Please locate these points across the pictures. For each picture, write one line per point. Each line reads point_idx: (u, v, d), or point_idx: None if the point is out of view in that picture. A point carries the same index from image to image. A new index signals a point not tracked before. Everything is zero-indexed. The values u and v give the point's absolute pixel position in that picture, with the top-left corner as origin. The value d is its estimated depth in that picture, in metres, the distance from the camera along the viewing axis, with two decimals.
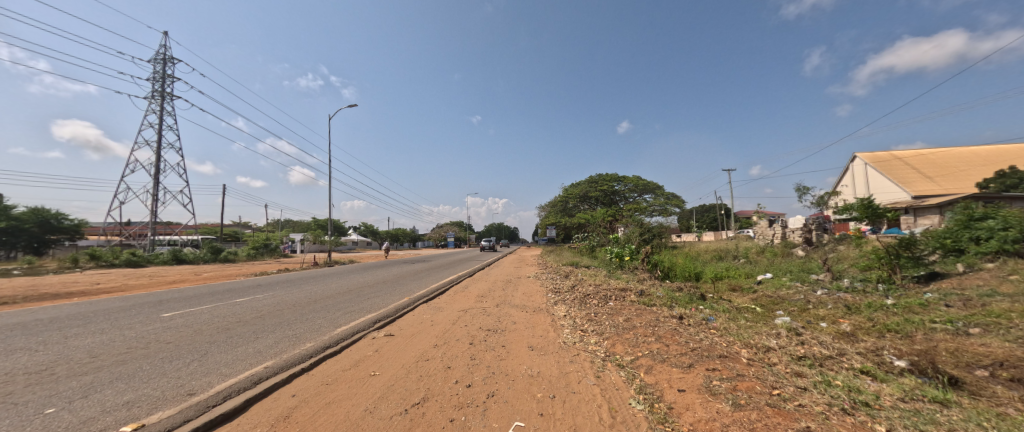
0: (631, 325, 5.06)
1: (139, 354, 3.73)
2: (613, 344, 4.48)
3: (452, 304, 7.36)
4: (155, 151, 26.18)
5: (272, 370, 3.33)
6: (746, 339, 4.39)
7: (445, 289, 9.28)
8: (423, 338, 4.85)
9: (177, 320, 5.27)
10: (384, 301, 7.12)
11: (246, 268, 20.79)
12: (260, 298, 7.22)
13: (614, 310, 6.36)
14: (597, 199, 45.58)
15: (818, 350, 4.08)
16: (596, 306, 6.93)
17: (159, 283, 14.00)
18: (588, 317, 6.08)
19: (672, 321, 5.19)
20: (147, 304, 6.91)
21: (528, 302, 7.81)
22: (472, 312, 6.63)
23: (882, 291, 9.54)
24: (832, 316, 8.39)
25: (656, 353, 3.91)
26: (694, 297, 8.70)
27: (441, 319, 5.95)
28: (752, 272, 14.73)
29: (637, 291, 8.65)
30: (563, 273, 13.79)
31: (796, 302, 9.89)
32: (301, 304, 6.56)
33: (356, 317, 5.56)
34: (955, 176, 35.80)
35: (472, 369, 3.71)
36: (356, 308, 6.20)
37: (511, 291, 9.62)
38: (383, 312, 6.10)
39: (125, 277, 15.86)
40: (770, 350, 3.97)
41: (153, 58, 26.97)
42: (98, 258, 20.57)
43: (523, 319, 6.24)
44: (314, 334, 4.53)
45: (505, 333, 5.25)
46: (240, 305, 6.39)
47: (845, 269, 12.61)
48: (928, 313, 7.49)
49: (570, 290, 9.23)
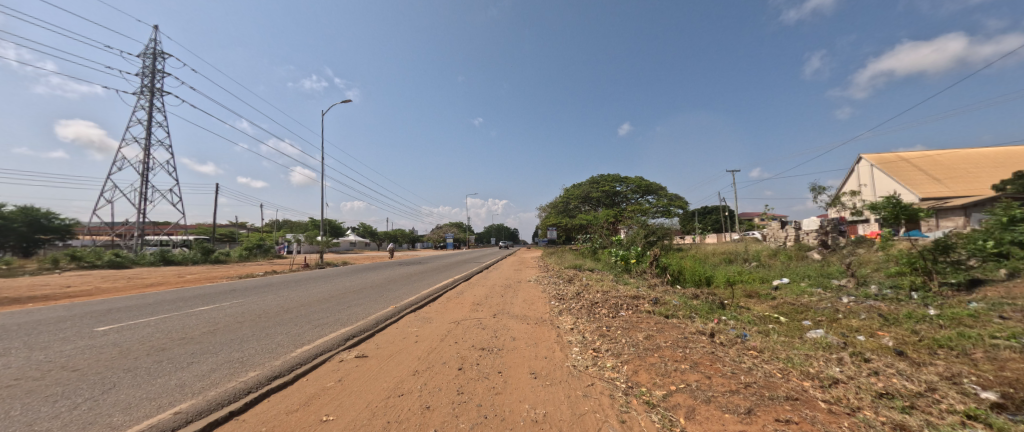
0: (655, 345, 4.19)
1: (20, 389, 2.84)
2: (635, 371, 3.61)
3: (444, 314, 6.50)
4: (145, 148, 25.47)
5: (182, 419, 2.45)
6: (804, 367, 3.50)
7: (437, 295, 8.40)
8: (401, 362, 3.96)
9: (109, 337, 4.38)
10: (366, 311, 6.24)
11: (233, 270, 19.86)
12: (225, 307, 6.32)
13: (629, 322, 5.53)
14: (599, 199, 44.84)
15: (900, 383, 3.20)
16: (606, 318, 6.06)
17: (135, 287, 13.12)
18: (600, 331, 5.23)
19: (704, 340, 4.33)
20: (93, 313, 6.03)
21: (529, 312, 6.94)
22: (465, 325, 5.78)
23: (918, 300, 8.70)
24: (867, 327, 7.55)
25: (696, 388, 3.02)
26: (713, 306, 7.85)
27: (427, 334, 5.09)
28: (767, 276, 13.85)
29: (651, 299, 7.80)
30: (565, 277, 12.93)
31: (822, 311, 9.03)
32: (268, 314, 5.68)
33: (326, 333, 4.69)
34: (964, 178, 34.99)
35: (459, 410, 2.84)
36: (328, 321, 5.32)
37: (510, 297, 8.75)
38: (362, 324, 5.25)
39: (102, 280, 14.99)
40: (843, 387, 3.09)
41: (142, 52, 26.25)
42: (79, 259, 19.74)
43: (524, 334, 5.37)
44: (267, 358, 3.67)
45: (502, 353, 4.37)
46: (199, 316, 5.51)
47: (870, 275, 11.73)
48: (984, 326, 6.61)
49: (575, 297, 8.38)
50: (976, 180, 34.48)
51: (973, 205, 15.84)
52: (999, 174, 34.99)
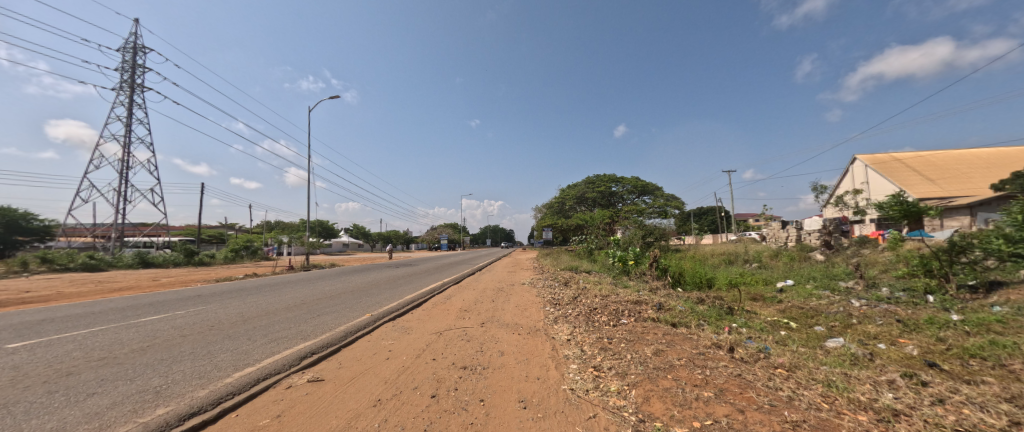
0: (667, 363, 3.54)
1: None
2: (646, 398, 2.97)
3: (426, 323, 5.83)
4: (124, 146, 24.43)
5: None
6: (851, 394, 2.87)
7: (421, 301, 7.69)
8: (364, 388, 3.28)
9: (11, 357, 3.63)
10: (336, 320, 5.52)
11: (213, 273, 18.92)
12: (177, 316, 5.56)
13: (632, 332, 4.90)
14: (594, 200, 44.29)
15: (977, 417, 2.58)
16: (606, 327, 5.41)
17: (102, 291, 12.27)
18: (601, 344, 4.57)
19: (725, 357, 3.69)
20: (20, 323, 5.24)
21: (522, 319, 6.27)
22: (448, 336, 5.12)
23: (935, 303, 8.19)
24: (886, 334, 7.00)
25: (726, 426, 2.37)
26: (721, 311, 7.25)
27: (402, 349, 4.40)
28: (770, 278, 13.30)
29: (655, 304, 7.16)
30: (561, 280, 12.29)
31: (835, 316, 8.46)
32: (221, 326, 4.96)
33: (280, 349, 3.99)
34: (957, 178, 35.02)
35: None
36: (287, 334, 4.60)
37: (501, 302, 8.11)
38: (328, 337, 4.56)
39: (68, 284, 14.16)
40: (910, 422, 2.46)
41: (122, 46, 25.20)
42: (51, 261, 18.77)
43: (514, 347, 4.68)
44: (228, 362, 3.48)
45: (487, 373, 3.70)
46: (140, 328, 4.78)
47: (879, 277, 11.20)
48: (1016, 333, 6.06)
49: (572, 303, 7.72)
50: (970, 180, 34.41)
51: (978, 204, 15.53)
52: (991, 174, 35.09)
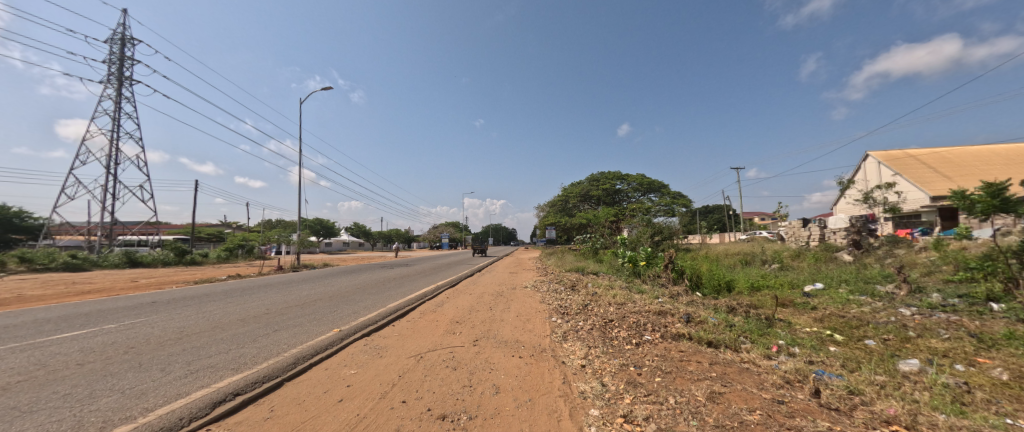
0: (737, 420, 2.42)
1: None
2: None
3: (407, 340, 4.80)
4: (111, 141, 23.38)
5: None
6: None
7: (407, 310, 6.61)
8: None
9: None
10: (294, 338, 4.47)
11: (199, 273, 17.91)
12: (98, 333, 4.53)
13: (667, 359, 3.78)
14: (599, 198, 42.98)
15: None
16: (628, 350, 4.29)
17: (69, 295, 11.32)
18: (627, 376, 3.47)
19: (817, 409, 2.57)
20: None
21: (524, 335, 5.17)
22: (429, 361, 4.03)
23: (1003, 313, 7.05)
24: (958, 352, 5.86)
25: None
26: (760, 325, 6.09)
27: (363, 386, 3.29)
28: (797, 281, 12.05)
29: (682, 316, 6.01)
30: (567, 282, 11.11)
31: (884, 326, 7.30)
32: (141, 349, 3.90)
33: (192, 387, 2.92)
34: (977, 175, 33.44)
35: None
36: (218, 362, 3.54)
37: (500, 311, 7.00)
38: (268, 367, 3.46)
39: (37, 286, 13.15)
40: None
41: (110, 38, 24.32)
42: (30, 261, 17.93)
43: (513, 380, 3.57)
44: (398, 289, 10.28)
45: (472, 427, 2.61)
46: (35, 352, 3.75)
47: (923, 280, 9.98)
48: None
49: (582, 313, 6.60)
50: (990, 177, 32.83)
51: None
52: (1012, 170, 33.52)
